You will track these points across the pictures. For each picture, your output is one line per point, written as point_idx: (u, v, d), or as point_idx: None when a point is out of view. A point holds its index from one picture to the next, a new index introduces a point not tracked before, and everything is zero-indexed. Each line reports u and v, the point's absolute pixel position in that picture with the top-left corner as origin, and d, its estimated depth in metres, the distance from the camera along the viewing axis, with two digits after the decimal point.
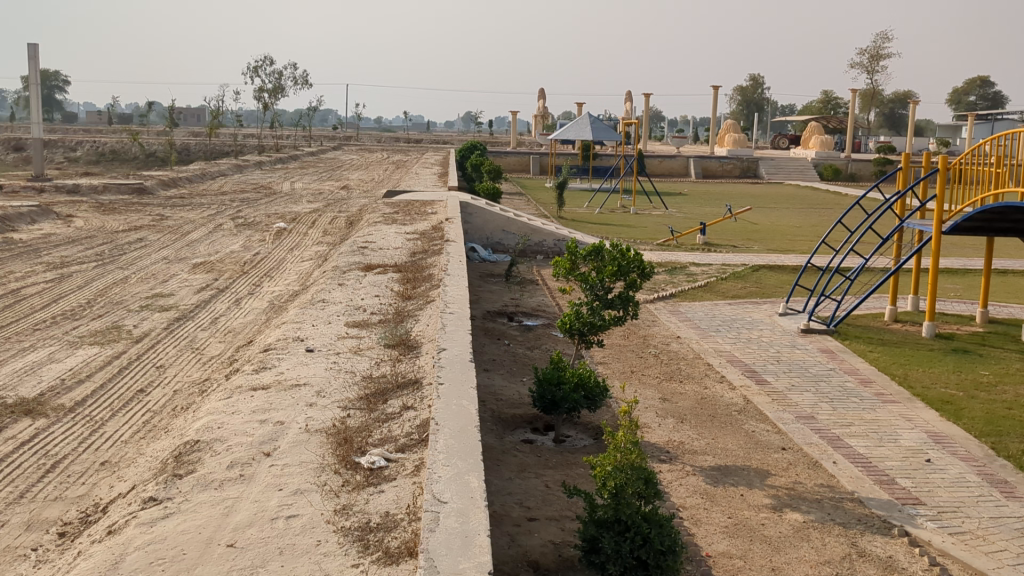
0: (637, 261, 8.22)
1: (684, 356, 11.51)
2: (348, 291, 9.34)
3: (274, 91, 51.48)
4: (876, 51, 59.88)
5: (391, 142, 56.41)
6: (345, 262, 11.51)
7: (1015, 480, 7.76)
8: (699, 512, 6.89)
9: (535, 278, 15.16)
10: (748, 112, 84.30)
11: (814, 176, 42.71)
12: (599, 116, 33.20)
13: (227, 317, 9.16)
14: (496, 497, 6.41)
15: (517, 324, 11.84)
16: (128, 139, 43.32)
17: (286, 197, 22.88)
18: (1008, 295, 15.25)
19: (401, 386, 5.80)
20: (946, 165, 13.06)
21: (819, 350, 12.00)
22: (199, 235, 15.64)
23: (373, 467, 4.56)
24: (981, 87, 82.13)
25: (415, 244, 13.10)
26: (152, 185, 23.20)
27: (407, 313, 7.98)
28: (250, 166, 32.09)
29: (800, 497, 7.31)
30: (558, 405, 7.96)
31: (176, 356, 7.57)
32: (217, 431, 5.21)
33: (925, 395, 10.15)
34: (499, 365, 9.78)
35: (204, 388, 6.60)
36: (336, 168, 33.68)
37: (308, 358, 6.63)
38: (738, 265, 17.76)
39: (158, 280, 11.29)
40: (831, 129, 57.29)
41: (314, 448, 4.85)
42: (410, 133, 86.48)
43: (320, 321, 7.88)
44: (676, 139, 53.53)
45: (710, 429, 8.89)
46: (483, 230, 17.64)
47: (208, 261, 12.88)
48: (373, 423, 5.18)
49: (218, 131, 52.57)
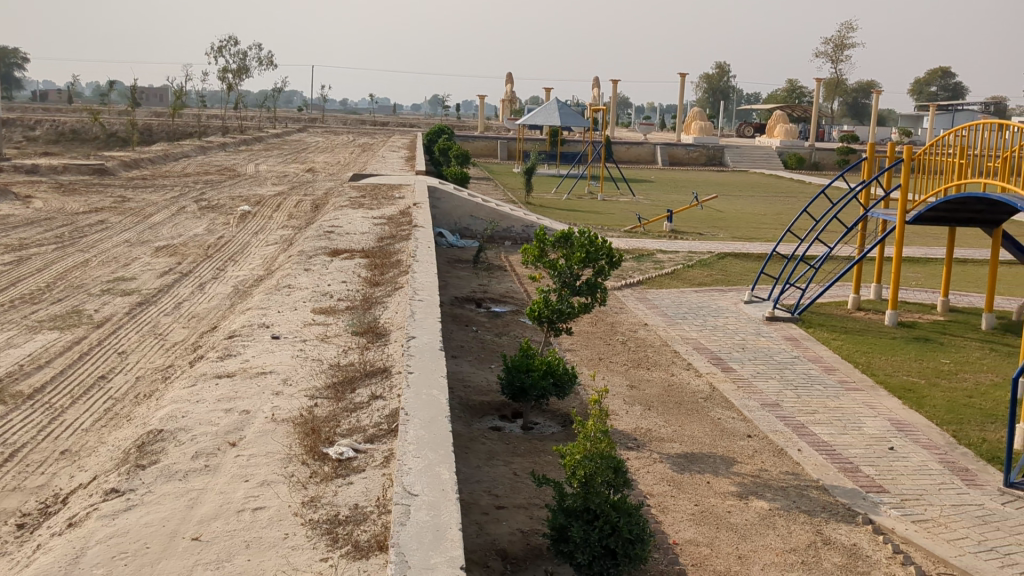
0: (606, 248, 8.18)
1: (651, 344, 11.55)
2: (315, 276, 9.23)
3: (240, 71, 50.96)
4: (841, 40, 60.46)
5: (358, 125, 56.03)
6: (311, 247, 11.39)
7: (976, 468, 7.87)
8: (665, 499, 6.92)
9: (503, 265, 15.13)
10: (714, 100, 84.67)
11: (779, 165, 43.02)
12: (567, 102, 33.13)
13: (190, 302, 9.01)
14: (464, 486, 6.41)
15: (485, 311, 11.80)
16: (89, 120, 42.56)
17: (250, 180, 22.64)
18: (970, 285, 15.47)
19: (369, 374, 5.72)
20: (911, 155, 13.18)
21: (783, 338, 12.09)
22: (161, 218, 15.40)
23: (341, 458, 4.49)
24: (943, 78, 83.63)
25: (382, 229, 13.00)
26: (114, 166, 22.82)
27: (375, 300, 7.90)
28: (214, 146, 31.76)
29: (766, 484, 7.36)
30: (526, 392, 7.95)
31: (139, 341, 7.44)
32: (182, 420, 5.10)
33: (888, 383, 10.28)
34: (466, 352, 9.74)
35: (168, 375, 6.50)
36: (301, 151, 33.30)
37: (274, 345, 6.54)
38: (704, 252, 17.83)
39: (121, 263, 11.10)
40: (796, 118, 57.76)
41: (281, 438, 4.77)
42: (376, 116, 85.99)
43: (286, 307, 7.77)
44: (643, 125, 53.69)
45: (676, 416, 8.93)
46: (451, 215, 17.55)
47: (171, 244, 12.68)
48: (340, 413, 5.10)
49: (182, 112, 51.82)
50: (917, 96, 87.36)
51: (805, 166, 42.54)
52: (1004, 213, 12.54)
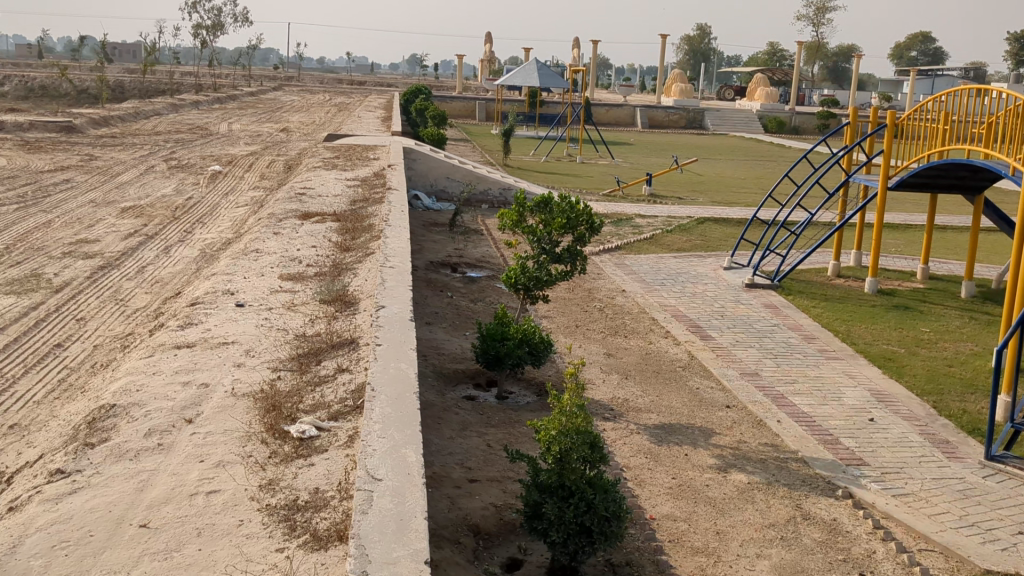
0: (586, 214, 7.94)
1: (629, 311, 11.37)
2: (284, 241, 8.93)
3: (215, 27, 50.08)
4: (822, 3, 60.08)
5: (334, 84, 55.20)
6: (281, 209, 11.07)
7: (957, 440, 7.77)
8: (643, 473, 6.77)
9: (480, 228, 14.86)
10: (694, 62, 84.14)
11: (759, 129, 42.79)
12: (547, 62, 32.66)
13: (155, 266, 8.70)
14: (436, 458, 6.20)
15: (460, 276, 11.55)
16: (58, 75, 41.53)
17: (223, 139, 22.16)
18: (949, 252, 15.39)
19: (336, 345, 5.49)
20: (894, 120, 12.99)
21: (762, 306, 11.95)
22: (129, 178, 14.98)
23: (303, 437, 4.26)
24: (923, 42, 83.56)
25: (355, 191, 12.68)
26: (82, 124, 22.23)
27: (345, 266, 7.63)
28: (187, 104, 31.12)
29: (744, 457, 7.22)
30: (501, 360, 7.75)
31: (99, 308, 7.14)
32: (136, 394, 4.84)
33: (868, 352, 10.17)
34: (440, 318, 9.51)
35: (127, 343, 6.22)
36: (276, 109, 32.71)
37: (238, 314, 6.28)
38: (683, 217, 17.63)
39: (84, 225, 10.73)
40: (776, 82, 57.54)
41: (240, 415, 4.54)
42: (353, 75, 84.91)
43: (253, 273, 7.49)
44: (622, 86, 53.23)
45: (654, 385, 8.77)
46: (426, 177, 17.22)
47: (137, 205, 12.31)
48: (304, 387, 4.87)
49: (154, 69, 50.73)
50: (897, 61, 87.15)
51: (784, 130, 42.34)
52: (987, 179, 12.38)
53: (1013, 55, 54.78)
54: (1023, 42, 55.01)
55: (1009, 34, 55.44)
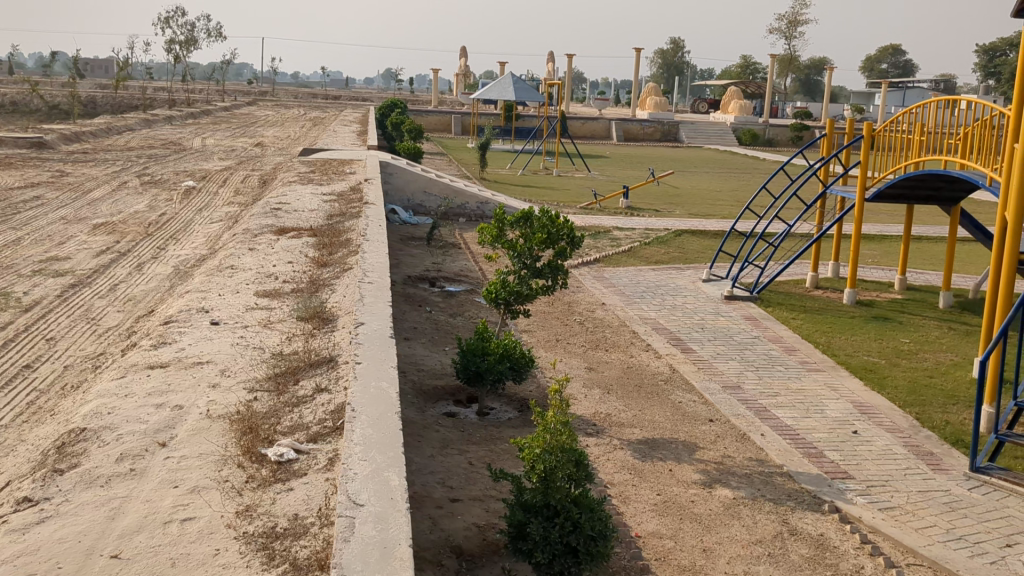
0: (567, 228, 7.86)
1: (609, 324, 11.29)
2: (260, 256, 8.79)
3: (188, 42, 49.86)
4: (794, 17, 60.70)
5: (309, 98, 55.04)
6: (257, 225, 10.92)
7: (941, 452, 7.73)
8: (627, 489, 6.67)
9: (457, 242, 14.76)
10: (668, 76, 84.69)
11: (734, 142, 43.04)
12: (522, 76, 32.66)
13: (127, 283, 8.52)
14: (417, 477, 6.09)
15: (439, 290, 11.44)
16: (28, 90, 41.06)
17: (196, 153, 21.97)
18: (925, 262, 15.45)
19: (314, 364, 5.35)
20: (871, 132, 13.04)
21: (742, 318, 11.91)
22: (101, 194, 14.76)
23: (281, 460, 4.13)
24: (893, 55, 84.65)
25: (332, 206, 12.55)
26: (53, 139, 21.93)
27: (323, 282, 7.50)
28: (160, 119, 30.85)
29: (729, 472, 7.14)
30: (482, 376, 7.65)
31: (69, 327, 6.96)
32: (107, 417, 4.69)
33: (849, 363, 10.14)
34: (419, 333, 9.39)
35: (98, 364, 6.06)
36: (251, 124, 32.47)
37: (213, 332, 6.13)
38: (661, 229, 17.62)
39: (54, 242, 10.53)
40: (749, 95, 57.99)
41: (216, 438, 4.39)
42: (328, 90, 84.74)
43: (227, 290, 7.34)
44: (598, 99, 53.44)
45: (636, 400, 8.68)
46: (404, 191, 17.11)
47: (109, 222, 12.11)
48: (282, 408, 4.73)
49: (126, 84, 50.34)
50: (868, 74, 88.15)
51: (758, 142, 42.62)
52: (963, 190, 12.44)
53: (982, 67, 55.52)
54: (992, 55, 55.75)
55: (977, 46, 56.26)
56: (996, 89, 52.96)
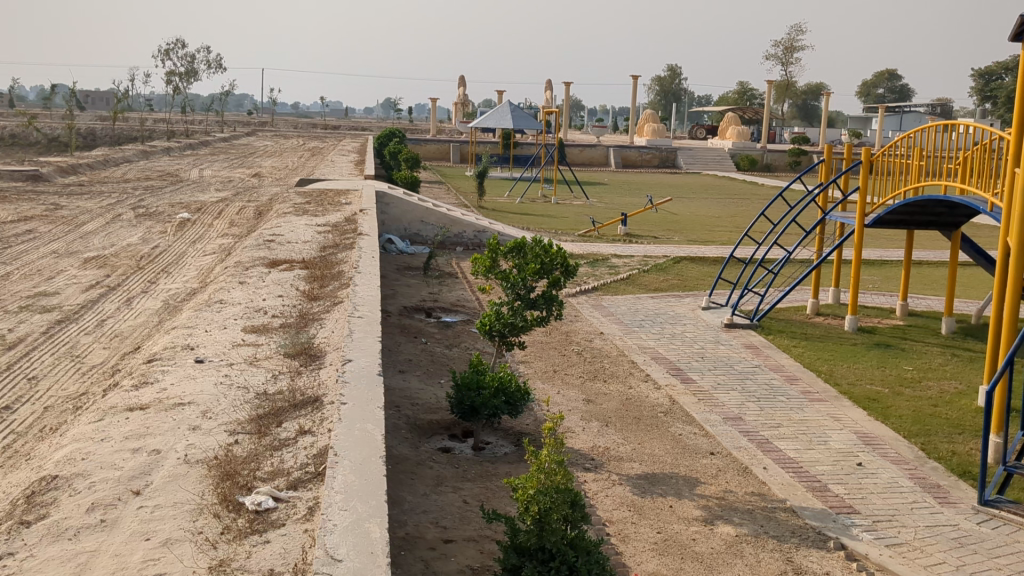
0: (561, 257, 7.72)
1: (608, 354, 11.12)
2: (250, 290, 8.64)
3: (188, 74, 50.05)
4: (790, 43, 60.95)
5: (308, 128, 55.24)
6: (249, 257, 10.78)
7: (948, 484, 7.55)
8: (626, 527, 6.48)
9: (454, 272, 14.62)
10: (665, 103, 84.99)
11: (732, 167, 43.04)
12: (519, 104, 32.67)
13: (115, 319, 8.37)
14: (409, 517, 5.90)
15: (435, 321, 11.28)
16: (27, 123, 41.11)
17: (193, 185, 21.89)
18: (927, 287, 15.29)
19: (299, 404, 5.19)
20: (869, 157, 12.93)
21: (743, 346, 11.75)
22: (95, 227, 14.64)
23: (259, 510, 3.96)
24: (889, 80, 85.04)
25: (326, 237, 12.42)
26: (49, 172, 21.87)
27: (312, 317, 7.35)
28: (158, 151, 30.81)
29: (731, 508, 6.94)
30: (477, 411, 7.48)
31: (52, 365, 6.81)
32: (81, 463, 4.51)
33: (852, 392, 9.96)
34: (414, 366, 9.22)
35: (79, 404, 5.89)
36: (249, 155, 32.44)
37: (197, 370, 5.97)
38: (659, 256, 17.48)
39: (44, 277, 10.39)
40: (747, 120, 58.14)
41: (192, 485, 4.22)
42: (327, 119, 85.06)
43: (215, 326, 7.18)
44: (596, 126, 53.51)
45: (635, 432, 8.50)
46: (400, 221, 16.98)
47: (101, 255, 11.98)
48: (263, 452, 4.57)
49: (125, 116, 50.44)
50: (864, 99, 88.43)
51: (757, 168, 42.61)
52: (963, 215, 12.31)
53: (978, 91, 55.69)
54: (987, 78, 56.01)
55: (972, 70, 56.44)
56: (992, 113, 53.12)
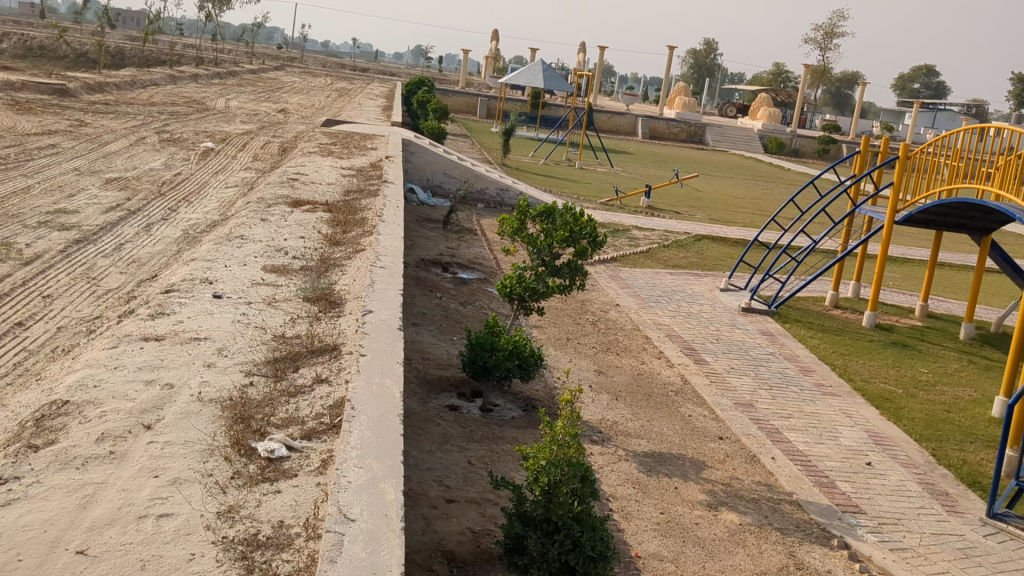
0: (590, 227, 7.59)
1: (622, 327, 11.01)
2: (271, 228, 8.53)
3: (221, 2, 49.60)
4: (831, 28, 60.03)
5: (337, 68, 54.82)
6: (272, 194, 10.66)
7: (956, 492, 7.45)
8: (630, 504, 6.41)
9: (474, 228, 14.48)
10: (698, 77, 84.04)
11: (759, 149, 42.57)
12: (553, 65, 32.26)
13: (133, 244, 8.27)
14: (413, 473, 5.83)
15: (451, 277, 11.17)
16: (57, 36, 40.81)
17: (218, 114, 21.69)
18: (949, 290, 15.09)
19: (316, 351, 5.10)
20: (906, 154, 12.69)
21: (759, 332, 11.62)
22: (118, 148, 14.52)
23: (271, 457, 3.89)
24: (926, 75, 83.92)
25: (350, 181, 12.28)
26: (76, 88, 21.70)
27: (333, 262, 7.24)
28: (186, 77, 30.55)
29: (736, 495, 6.87)
30: (489, 372, 7.39)
31: (68, 285, 6.72)
32: (93, 390, 4.44)
33: (865, 390, 9.84)
34: (428, 320, 9.12)
35: (93, 327, 5.82)
36: (276, 89, 32.17)
37: (214, 306, 5.88)
38: (680, 233, 17.30)
39: (64, 194, 10.29)
40: (779, 103, 57.44)
41: (205, 424, 4.15)
42: (357, 61, 84.52)
43: (234, 262, 7.08)
44: (626, 94, 52.89)
45: (645, 409, 8.41)
46: (424, 171, 16.80)
47: (122, 177, 11.86)
48: (277, 398, 4.49)
49: (155, 38, 50.05)
50: (899, 92, 87.29)
51: (784, 152, 42.15)
52: (996, 222, 12.09)
53: (1015, 95, 54.84)
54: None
55: (1013, 74, 55.57)
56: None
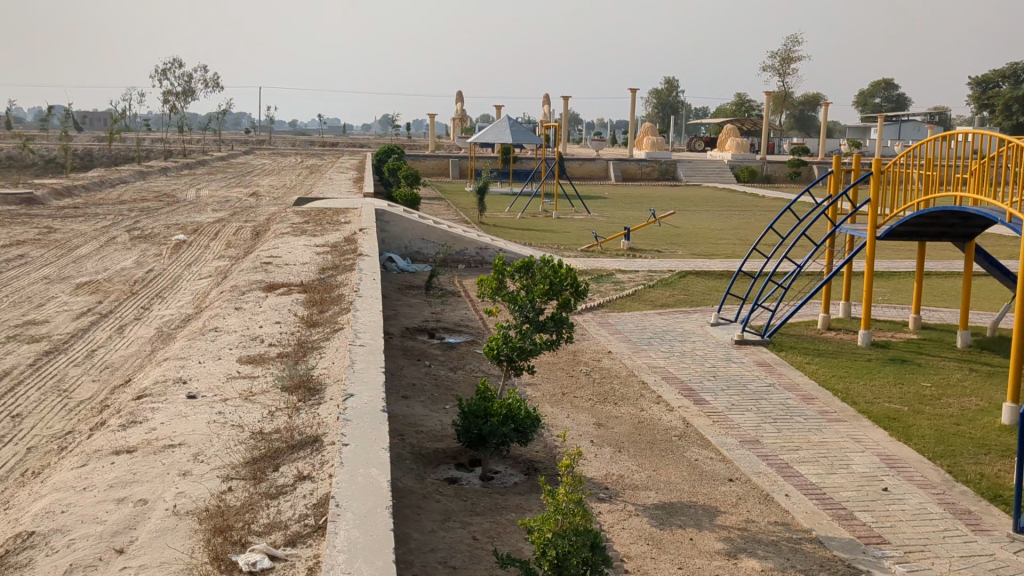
0: (571, 277, 7.40)
1: (617, 374, 10.78)
2: (246, 317, 8.32)
3: (185, 93, 49.93)
4: (786, 53, 60.92)
5: (306, 146, 55.13)
6: (245, 281, 10.47)
7: (979, 509, 7.20)
8: (646, 563, 6.13)
9: (457, 291, 14.30)
10: (664, 115, 84.87)
11: (732, 179, 42.77)
12: (519, 119, 32.42)
13: (106, 349, 8.05)
14: (415, 556, 5.54)
15: (438, 342, 10.95)
16: (23, 145, 40.83)
17: (190, 205, 21.61)
18: (940, 299, 14.95)
19: (297, 445, 4.87)
20: (880, 168, 12.61)
21: (755, 363, 11.40)
22: (88, 251, 14.31)
23: (254, 570, 3.64)
24: (886, 89, 85.10)
25: (325, 258, 12.10)
26: (44, 195, 21.57)
27: (312, 345, 7.02)
28: (155, 171, 30.50)
29: (754, 539, 6.59)
30: (485, 440, 7.13)
31: (38, 400, 6.48)
32: (60, 517, 4.24)
33: (870, 411, 9.61)
34: (418, 391, 8.88)
35: (64, 444, 5.57)
36: (247, 173, 32.18)
37: (189, 406, 5.65)
38: (664, 271, 17.16)
39: (34, 304, 10.06)
40: (746, 131, 57.99)
41: (181, 541, 3.92)
42: (326, 138, 85.25)
43: (209, 357, 6.86)
44: (594, 140, 53.11)
45: (650, 459, 8.14)
46: (401, 239, 16.65)
47: (93, 280, 11.65)
48: (258, 501, 4.26)
49: (122, 135, 50.25)
50: (862, 108, 88.36)
51: (757, 180, 42.37)
52: (978, 226, 11.98)
53: (975, 99, 55.43)
54: (984, 86, 55.81)
55: (969, 78, 56.28)
56: (990, 121, 52.99)
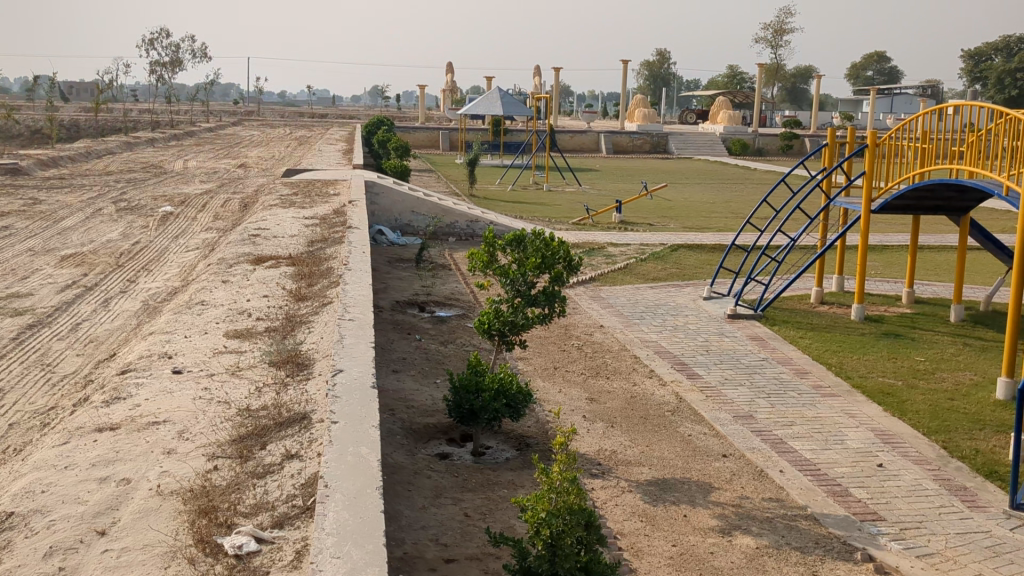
0: (563, 250, 7.28)
1: (609, 349, 10.67)
2: (233, 290, 8.17)
3: (173, 63, 49.43)
4: (779, 25, 60.54)
5: (295, 117, 54.62)
6: (233, 253, 10.30)
7: (975, 486, 7.14)
8: (639, 540, 6.06)
9: (448, 264, 14.15)
10: (656, 87, 84.40)
11: (723, 152, 42.57)
12: (511, 91, 32.11)
13: (90, 322, 7.90)
14: (407, 534, 5.45)
15: (429, 316, 10.81)
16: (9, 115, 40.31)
17: (177, 177, 21.34)
18: (933, 273, 14.88)
19: (284, 422, 4.75)
20: (875, 141, 12.48)
21: (748, 338, 11.32)
22: (73, 222, 14.09)
23: (240, 554, 3.54)
24: (878, 62, 84.77)
25: (313, 231, 11.92)
26: (29, 165, 21.26)
27: (300, 319, 6.89)
28: (142, 142, 30.13)
29: (748, 516, 6.52)
30: (477, 415, 7.03)
31: (20, 374, 6.35)
32: (40, 497, 4.12)
33: (864, 386, 9.54)
34: (409, 366, 8.76)
35: (46, 420, 5.45)
36: (235, 144, 31.84)
37: (174, 382, 5.53)
38: (656, 244, 17.04)
39: (18, 276, 9.89)
40: (738, 104, 57.72)
41: (165, 522, 3.82)
42: (316, 109, 84.59)
43: (195, 331, 6.72)
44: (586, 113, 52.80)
45: (643, 434, 8.06)
46: (391, 211, 16.44)
47: (79, 252, 11.46)
48: (245, 481, 4.15)
49: (109, 106, 49.64)
50: (854, 80, 88.04)
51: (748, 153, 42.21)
52: (973, 200, 11.89)
53: (967, 72, 55.24)
54: (977, 60, 55.61)
55: (962, 52, 56.06)
56: (982, 95, 52.82)
